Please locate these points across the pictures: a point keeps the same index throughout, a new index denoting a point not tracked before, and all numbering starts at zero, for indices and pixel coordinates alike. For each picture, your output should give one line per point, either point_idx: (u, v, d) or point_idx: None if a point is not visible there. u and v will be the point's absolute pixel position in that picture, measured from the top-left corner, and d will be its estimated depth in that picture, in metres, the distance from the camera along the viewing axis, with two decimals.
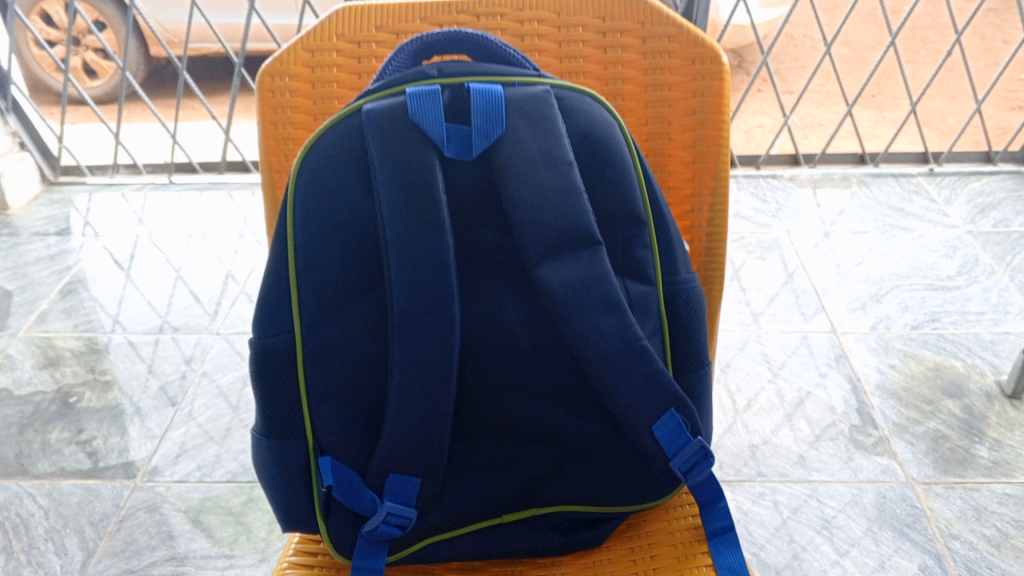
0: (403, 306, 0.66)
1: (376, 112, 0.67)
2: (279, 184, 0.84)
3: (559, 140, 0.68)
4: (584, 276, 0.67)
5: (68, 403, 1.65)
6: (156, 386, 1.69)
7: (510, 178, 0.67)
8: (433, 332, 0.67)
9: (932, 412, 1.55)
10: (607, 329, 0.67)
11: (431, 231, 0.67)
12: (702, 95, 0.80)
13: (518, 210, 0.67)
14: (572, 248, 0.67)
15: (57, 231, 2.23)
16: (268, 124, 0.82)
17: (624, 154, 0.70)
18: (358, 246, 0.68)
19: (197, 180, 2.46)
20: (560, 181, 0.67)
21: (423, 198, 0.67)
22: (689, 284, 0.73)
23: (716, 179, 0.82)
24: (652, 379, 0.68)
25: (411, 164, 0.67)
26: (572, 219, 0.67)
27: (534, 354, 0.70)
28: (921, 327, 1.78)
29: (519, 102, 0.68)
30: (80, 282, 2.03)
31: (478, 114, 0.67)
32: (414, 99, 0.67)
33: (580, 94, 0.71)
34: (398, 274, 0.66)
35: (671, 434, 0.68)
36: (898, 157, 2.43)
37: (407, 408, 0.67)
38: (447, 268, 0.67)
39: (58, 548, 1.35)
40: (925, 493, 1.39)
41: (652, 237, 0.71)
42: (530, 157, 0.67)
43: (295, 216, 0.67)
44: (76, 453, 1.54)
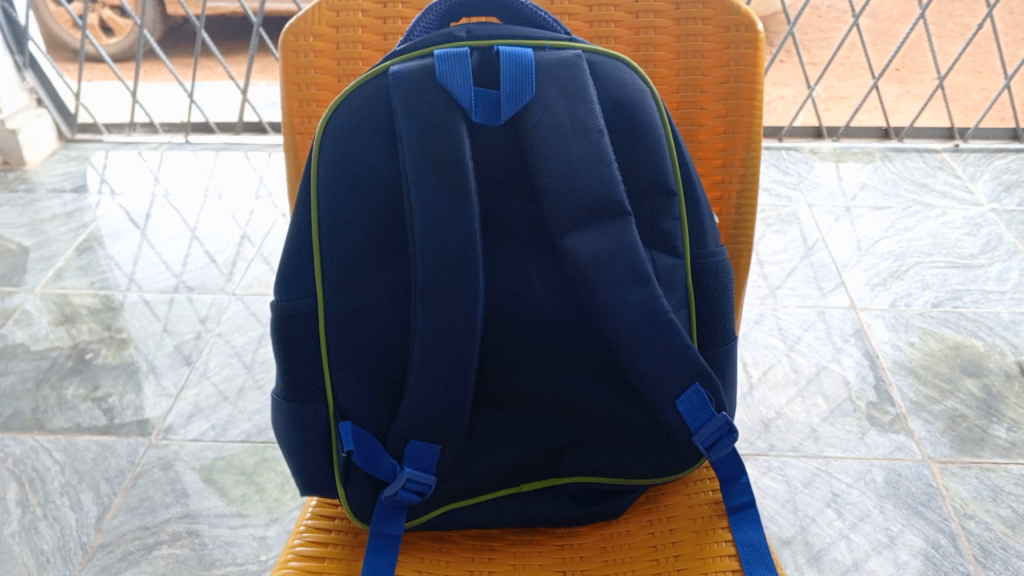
0: (427, 272, 0.66)
1: (404, 74, 0.66)
2: (301, 146, 0.83)
3: (590, 106, 0.66)
4: (612, 247, 0.66)
5: (84, 359, 1.66)
6: (171, 344, 1.69)
7: (539, 144, 0.66)
8: (457, 299, 0.66)
9: (951, 391, 1.54)
10: (633, 301, 0.66)
11: (458, 197, 0.65)
12: (736, 63, 0.78)
13: (546, 177, 0.66)
14: (600, 218, 0.66)
15: (74, 187, 2.22)
16: (291, 85, 0.81)
17: (656, 122, 0.68)
18: (383, 211, 0.67)
19: (213, 140, 2.45)
20: (590, 149, 0.65)
21: (449, 163, 0.65)
22: (716, 257, 0.72)
23: (747, 150, 0.80)
24: (678, 353, 0.67)
25: (438, 127, 0.65)
26: (601, 188, 0.65)
27: (559, 325, 0.69)
28: (941, 305, 1.75)
29: (550, 67, 0.66)
30: (97, 239, 2.03)
31: (507, 78, 0.65)
32: (443, 62, 0.66)
33: (612, 59, 0.69)
34: (422, 239, 0.65)
35: (695, 409, 0.67)
36: (923, 132, 2.39)
37: (428, 376, 0.66)
38: (472, 235, 0.66)
39: (74, 503, 1.36)
40: (941, 472, 1.38)
41: (681, 208, 0.70)
42: (560, 124, 0.66)
43: (320, 178, 0.66)
44: (92, 409, 1.54)
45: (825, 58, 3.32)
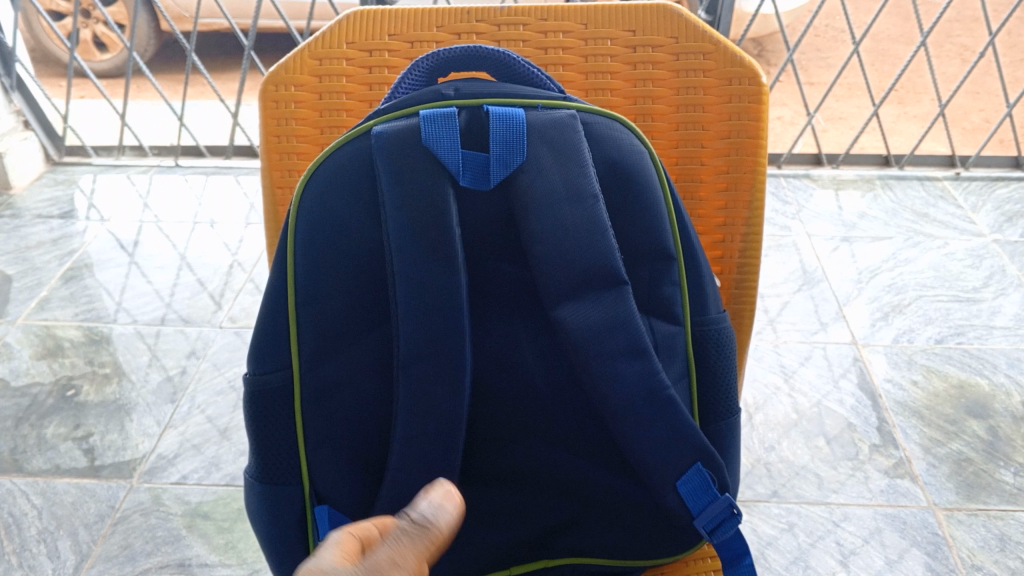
0: (411, 345, 0.62)
1: (387, 134, 0.62)
2: (282, 202, 0.79)
3: (584, 169, 0.62)
4: (609, 318, 0.62)
5: (66, 395, 1.61)
6: (157, 380, 1.65)
7: (531, 210, 0.62)
8: (442, 374, 0.62)
9: (956, 433, 1.50)
10: (630, 376, 0.62)
11: (443, 266, 0.61)
12: (738, 116, 0.74)
13: (539, 244, 0.62)
14: (595, 287, 0.62)
15: (61, 213, 2.18)
16: (271, 136, 0.77)
17: (655, 184, 0.65)
18: (364, 279, 0.63)
19: (204, 163, 2.41)
20: (585, 216, 0.61)
21: (435, 230, 0.61)
22: (719, 324, 0.67)
23: (750, 209, 0.76)
24: (678, 432, 0.63)
25: (423, 191, 0.61)
26: (597, 256, 0.61)
27: (552, 398, 0.65)
28: (945, 341, 1.71)
29: (542, 127, 0.63)
30: (83, 267, 1.98)
31: (497, 140, 0.61)
32: (428, 122, 0.62)
33: (608, 119, 0.65)
34: (406, 310, 0.61)
35: (696, 490, 0.63)
36: (924, 160, 2.36)
37: (412, 455, 0.62)
38: (459, 307, 0.62)
39: (51, 550, 1.32)
40: (947, 520, 1.34)
41: (681, 273, 0.66)
42: (553, 188, 0.61)
43: (296, 245, 0.62)
44: (72, 450, 1.50)
45: (823, 79, 3.28)
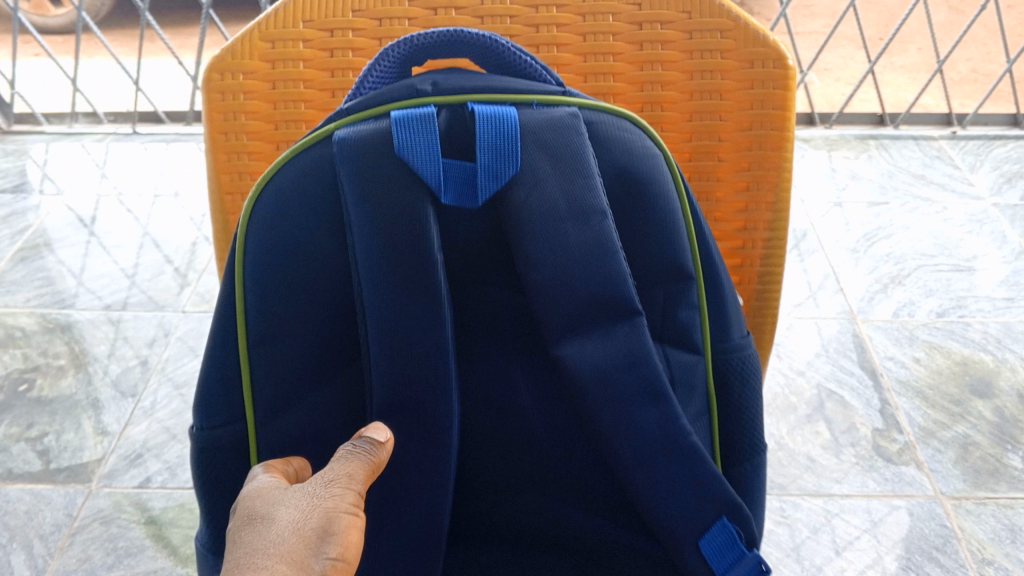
0: (384, 393, 0.53)
1: (351, 141, 0.52)
2: (232, 210, 0.71)
3: (590, 181, 0.53)
4: (619, 357, 0.53)
5: (18, 391, 1.51)
6: (117, 372, 1.54)
7: (527, 230, 0.52)
8: (422, 428, 0.54)
9: (961, 415, 1.43)
10: (645, 425, 0.53)
11: (424, 301, 0.52)
12: (761, 105, 0.66)
13: (536, 270, 0.52)
14: (604, 321, 0.53)
15: (12, 186, 2.04)
16: (217, 134, 0.69)
17: (672, 195, 0.55)
18: (333, 316, 0.54)
19: (164, 130, 2.26)
20: (593, 237, 0.52)
21: (412, 258, 0.52)
22: (742, 351, 0.59)
23: (772, 212, 0.69)
24: (702, 485, 0.54)
25: (395, 210, 0.52)
26: (602, 283, 0.52)
27: (552, 443, 0.57)
28: (946, 315, 1.64)
29: (538, 128, 0.53)
30: (39, 246, 1.85)
31: (485, 148, 0.52)
32: (401, 125, 0.52)
33: (617, 117, 0.55)
34: (377, 353, 0.53)
35: (722, 548, 0.54)
36: (920, 119, 2.28)
37: (394, 518, 0.55)
38: (443, 347, 0.53)
39: (4, 566, 1.24)
40: (955, 511, 1.28)
41: (700, 294, 0.56)
42: (553, 204, 0.52)
43: (248, 279, 0.53)
44: (26, 452, 1.40)
45: (812, 28, 3.15)
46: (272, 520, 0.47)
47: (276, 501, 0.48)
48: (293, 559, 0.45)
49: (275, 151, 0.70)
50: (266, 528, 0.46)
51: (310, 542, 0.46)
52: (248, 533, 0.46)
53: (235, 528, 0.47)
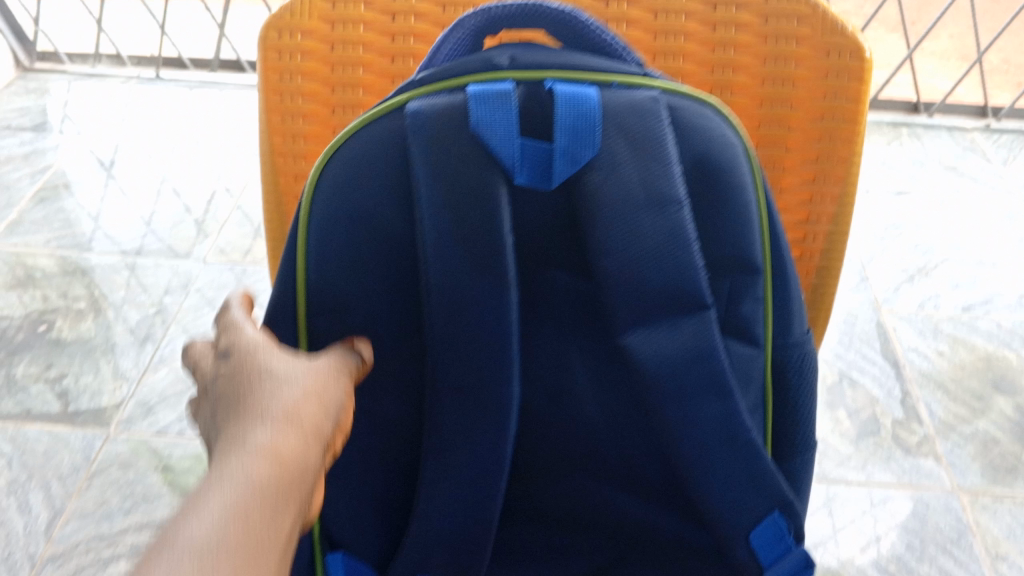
0: (447, 370, 0.59)
1: (423, 115, 0.54)
2: (282, 169, 0.72)
3: (668, 169, 0.55)
4: (688, 350, 0.57)
5: (37, 331, 1.51)
6: (136, 318, 1.54)
7: (598, 218, 0.55)
8: (484, 413, 0.60)
9: (982, 411, 1.42)
10: (708, 416, 0.58)
11: (489, 282, 0.56)
12: (835, 96, 0.66)
13: (607, 259, 0.56)
14: (672, 313, 0.57)
15: (33, 125, 2.02)
16: (272, 94, 0.69)
17: (748, 188, 0.57)
18: (392, 289, 0.58)
19: (188, 76, 2.23)
20: (667, 224, 0.55)
21: (485, 241, 0.55)
22: (803, 348, 0.62)
23: (837, 205, 0.70)
24: (757, 481, 0.60)
25: (471, 193, 0.55)
26: (675, 276, 0.55)
27: (601, 423, 0.63)
28: (972, 310, 1.63)
29: (619, 111, 0.54)
30: (58, 187, 1.84)
31: (564, 130, 0.53)
32: (478, 101, 0.53)
33: (699, 104, 0.56)
34: (437, 330, 0.57)
35: (769, 540, 0.61)
36: (955, 108, 2.24)
37: (453, 480, 0.61)
38: (507, 331, 0.58)
39: (22, 505, 1.25)
40: (972, 506, 1.28)
41: (765, 289, 0.59)
42: (630, 191, 0.54)
43: (310, 251, 0.57)
44: (45, 392, 1.41)
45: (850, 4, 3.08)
46: (287, 375, 0.48)
47: (286, 359, 0.50)
48: (315, 420, 0.47)
49: (330, 114, 0.70)
50: (284, 383, 0.48)
51: (327, 409, 0.48)
52: (264, 381, 0.48)
53: (241, 376, 0.48)
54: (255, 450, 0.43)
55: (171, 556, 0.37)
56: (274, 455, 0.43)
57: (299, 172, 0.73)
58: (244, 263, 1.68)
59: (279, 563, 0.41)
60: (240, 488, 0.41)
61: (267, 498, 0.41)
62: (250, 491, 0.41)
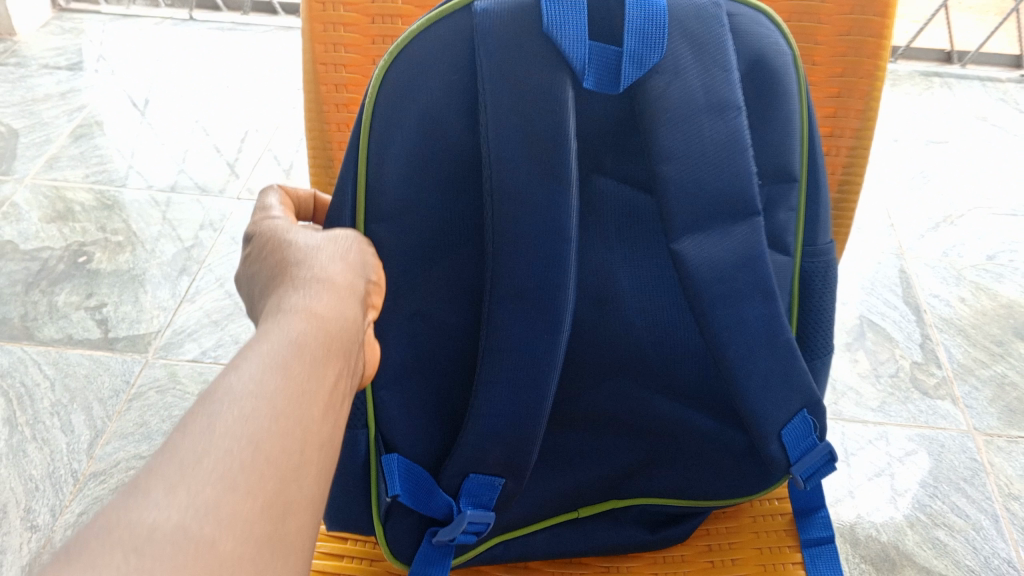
0: (507, 277, 0.60)
1: (492, 14, 0.57)
2: (323, 78, 0.74)
3: (728, 75, 0.59)
4: (736, 253, 0.61)
5: (77, 262, 1.55)
6: (172, 251, 1.59)
7: (661, 122, 0.59)
8: (536, 316, 0.60)
9: (1002, 356, 1.44)
10: (754, 321, 0.62)
11: (553, 187, 0.58)
12: (862, 10, 0.69)
13: (668, 164, 0.59)
14: (724, 219, 0.61)
15: (69, 64, 2.05)
16: (315, 3, 0.71)
17: (794, 96, 0.62)
18: (452, 193, 0.61)
19: (220, 18, 2.25)
20: (726, 131, 0.59)
21: (549, 145, 0.58)
22: (826, 256, 0.67)
23: (861, 119, 0.72)
24: (793, 382, 0.64)
25: (539, 94, 0.57)
26: (730, 181, 0.60)
27: (646, 324, 0.66)
28: (997, 258, 1.63)
29: (682, 16, 0.59)
30: (94, 124, 1.87)
31: (633, 33, 0.57)
32: (552, 4, 0.57)
33: (755, 12, 0.61)
34: (498, 236, 0.59)
35: (799, 437, 0.65)
36: (989, 59, 2.21)
37: (506, 386, 0.61)
38: (566, 235, 0.59)
39: (65, 425, 1.31)
40: (987, 446, 1.30)
41: (799, 198, 0.64)
42: (692, 97, 0.59)
43: (374, 153, 0.58)
44: (85, 320, 1.46)
45: None
46: (313, 255, 0.53)
47: (308, 240, 0.54)
48: (343, 278, 0.53)
49: (369, 24, 0.73)
50: (309, 261, 0.52)
51: (353, 270, 0.54)
52: (293, 263, 0.52)
53: (273, 264, 0.53)
54: (294, 310, 0.47)
55: (223, 397, 0.40)
56: (312, 312, 0.47)
57: (340, 82, 0.75)
58: None
59: (329, 402, 0.44)
60: (286, 336, 0.45)
61: (310, 344, 0.45)
62: (292, 339, 0.45)
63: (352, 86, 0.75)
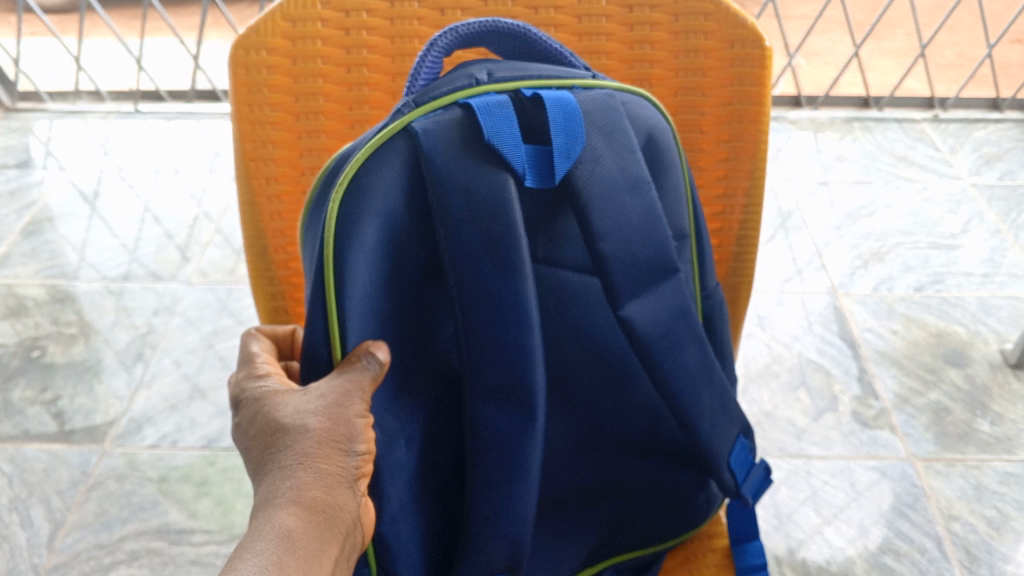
0: (483, 373, 0.58)
1: (434, 132, 0.56)
2: (255, 174, 0.75)
3: (635, 155, 0.61)
4: (671, 311, 0.63)
5: (31, 357, 1.57)
6: (126, 339, 1.61)
7: (593, 207, 0.59)
8: (513, 404, 0.59)
9: (935, 383, 1.51)
10: (692, 368, 0.64)
11: (508, 279, 0.57)
12: (740, 82, 0.75)
13: (604, 242, 0.59)
14: (656, 282, 0.62)
15: (17, 162, 2.09)
16: (242, 106, 0.72)
17: (676, 164, 0.67)
18: (410, 306, 0.59)
19: (165, 108, 2.31)
20: (644, 204, 0.61)
21: (503, 240, 0.56)
22: (714, 297, 0.72)
23: (751, 179, 0.78)
24: (728, 406, 0.68)
25: (488, 198, 0.56)
26: (658, 248, 0.61)
27: (595, 390, 0.67)
28: (923, 289, 1.71)
29: (591, 111, 0.61)
30: (45, 220, 1.90)
31: (558, 130, 0.58)
32: (483, 114, 0.56)
33: (636, 97, 0.65)
34: (468, 337, 0.58)
35: (742, 459, 0.70)
36: (904, 101, 2.33)
37: (484, 479, 0.59)
38: (528, 321, 0.58)
39: (24, 520, 1.31)
40: (926, 471, 1.36)
41: (693, 251, 0.68)
42: (613, 178, 0.60)
43: (343, 285, 0.54)
44: (41, 414, 1.47)
45: None
46: (298, 426, 0.50)
47: (294, 407, 0.52)
48: (335, 461, 0.50)
49: (295, 121, 0.74)
50: (295, 437, 0.50)
51: (345, 445, 0.51)
52: (279, 440, 0.50)
53: (261, 436, 0.51)
54: (284, 511, 0.47)
55: None
56: (301, 504, 0.47)
57: (271, 175, 0.75)
58: (227, 283, 1.74)
59: None
60: (274, 541, 0.45)
61: (300, 543, 0.45)
62: (282, 542, 0.45)
63: (283, 178, 0.76)
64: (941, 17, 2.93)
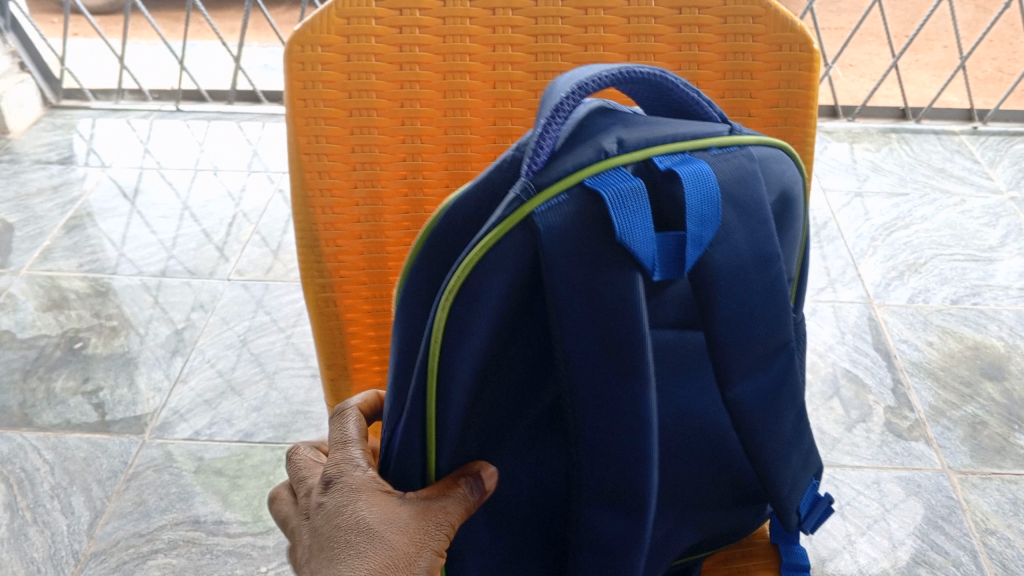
0: (598, 482, 0.52)
1: (559, 231, 0.47)
2: (309, 169, 0.72)
3: (766, 228, 0.54)
4: (777, 388, 0.57)
5: (73, 348, 1.60)
6: (166, 333, 1.64)
7: (716, 287, 0.52)
8: (629, 514, 0.53)
9: (971, 396, 1.49)
10: (786, 437, 0.59)
11: (632, 384, 0.50)
12: (787, 85, 0.71)
13: (721, 326, 0.53)
14: (768, 359, 0.57)
15: (60, 158, 2.13)
16: (296, 100, 0.69)
17: (796, 219, 0.61)
18: (511, 384, 0.53)
19: (206, 109, 2.34)
20: (768, 282, 0.55)
21: (627, 342, 0.49)
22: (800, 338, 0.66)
23: None
24: (807, 462, 0.64)
25: (612, 299, 0.48)
26: (774, 327, 0.56)
27: (686, 451, 0.60)
28: (960, 302, 1.70)
29: (725, 184, 0.52)
30: (87, 215, 1.94)
31: (693, 217, 0.49)
32: (617, 209, 0.47)
33: (772, 148, 0.58)
34: (581, 445, 0.51)
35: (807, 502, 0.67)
36: (942, 113, 2.31)
37: None
38: (646, 425, 0.51)
39: (65, 507, 1.34)
40: (961, 484, 1.35)
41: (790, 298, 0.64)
42: (740, 257, 0.53)
43: (445, 389, 0.50)
44: (83, 404, 1.50)
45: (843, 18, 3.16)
46: (379, 540, 0.53)
47: (383, 518, 0.53)
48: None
49: (348, 118, 0.70)
50: (373, 547, 0.53)
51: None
52: (358, 546, 0.53)
53: (344, 532, 0.54)
54: None
55: None
56: None
57: (323, 170, 0.72)
58: (264, 281, 1.77)
59: None
60: None
61: None
62: None
63: (335, 173, 0.72)
64: (979, 32, 2.91)
